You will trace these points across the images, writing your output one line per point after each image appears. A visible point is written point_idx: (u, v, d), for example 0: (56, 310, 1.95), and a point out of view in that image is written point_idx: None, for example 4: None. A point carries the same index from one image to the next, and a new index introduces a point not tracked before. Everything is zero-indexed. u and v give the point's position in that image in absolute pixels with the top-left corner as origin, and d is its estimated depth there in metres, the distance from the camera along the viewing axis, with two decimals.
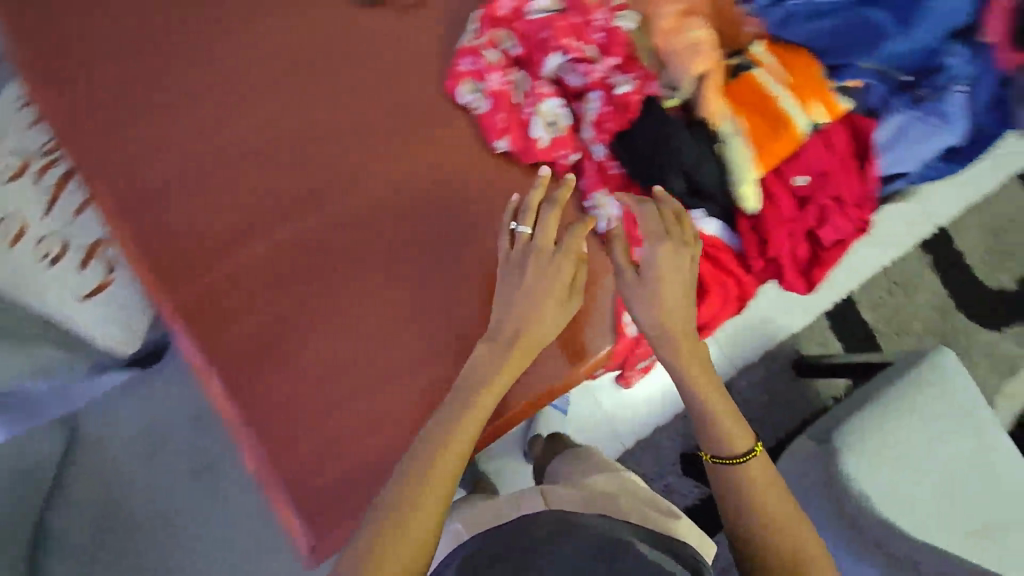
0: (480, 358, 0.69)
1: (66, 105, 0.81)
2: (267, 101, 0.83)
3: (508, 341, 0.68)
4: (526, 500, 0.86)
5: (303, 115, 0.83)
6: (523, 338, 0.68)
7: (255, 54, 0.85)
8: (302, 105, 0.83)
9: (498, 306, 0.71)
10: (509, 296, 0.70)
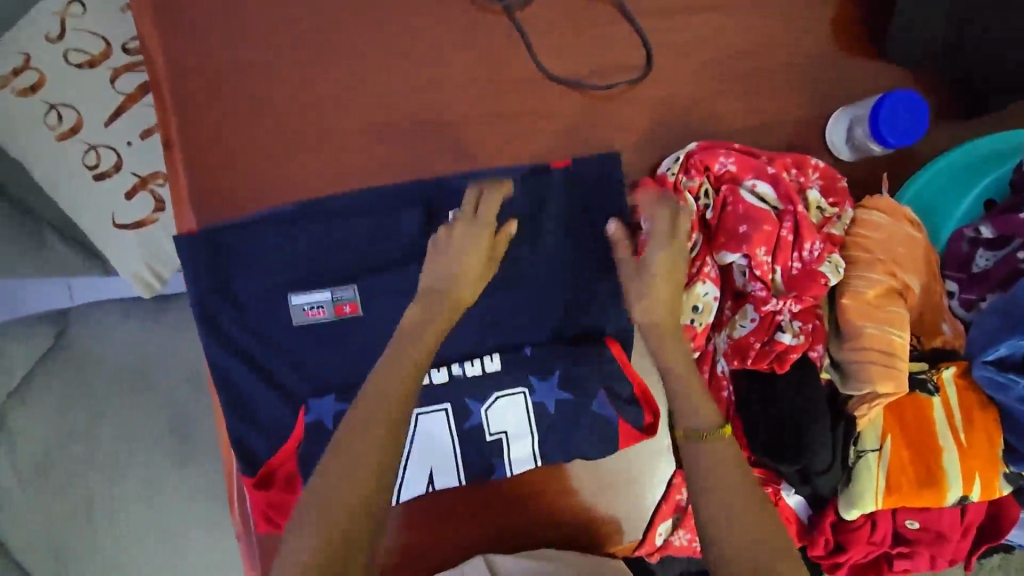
0: (448, 234, 0.67)
1: (154, 60, 0.67)
2: (376, 165, 0.72)
3: (454, 303, 0.64)
4: None
5: (408, 198, 0.72)
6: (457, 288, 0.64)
7: (394, 102, 0.72)
8: (419, 182, 0.72)
9: (444, 254, 0.66)
10: (454, 271, 0.64)
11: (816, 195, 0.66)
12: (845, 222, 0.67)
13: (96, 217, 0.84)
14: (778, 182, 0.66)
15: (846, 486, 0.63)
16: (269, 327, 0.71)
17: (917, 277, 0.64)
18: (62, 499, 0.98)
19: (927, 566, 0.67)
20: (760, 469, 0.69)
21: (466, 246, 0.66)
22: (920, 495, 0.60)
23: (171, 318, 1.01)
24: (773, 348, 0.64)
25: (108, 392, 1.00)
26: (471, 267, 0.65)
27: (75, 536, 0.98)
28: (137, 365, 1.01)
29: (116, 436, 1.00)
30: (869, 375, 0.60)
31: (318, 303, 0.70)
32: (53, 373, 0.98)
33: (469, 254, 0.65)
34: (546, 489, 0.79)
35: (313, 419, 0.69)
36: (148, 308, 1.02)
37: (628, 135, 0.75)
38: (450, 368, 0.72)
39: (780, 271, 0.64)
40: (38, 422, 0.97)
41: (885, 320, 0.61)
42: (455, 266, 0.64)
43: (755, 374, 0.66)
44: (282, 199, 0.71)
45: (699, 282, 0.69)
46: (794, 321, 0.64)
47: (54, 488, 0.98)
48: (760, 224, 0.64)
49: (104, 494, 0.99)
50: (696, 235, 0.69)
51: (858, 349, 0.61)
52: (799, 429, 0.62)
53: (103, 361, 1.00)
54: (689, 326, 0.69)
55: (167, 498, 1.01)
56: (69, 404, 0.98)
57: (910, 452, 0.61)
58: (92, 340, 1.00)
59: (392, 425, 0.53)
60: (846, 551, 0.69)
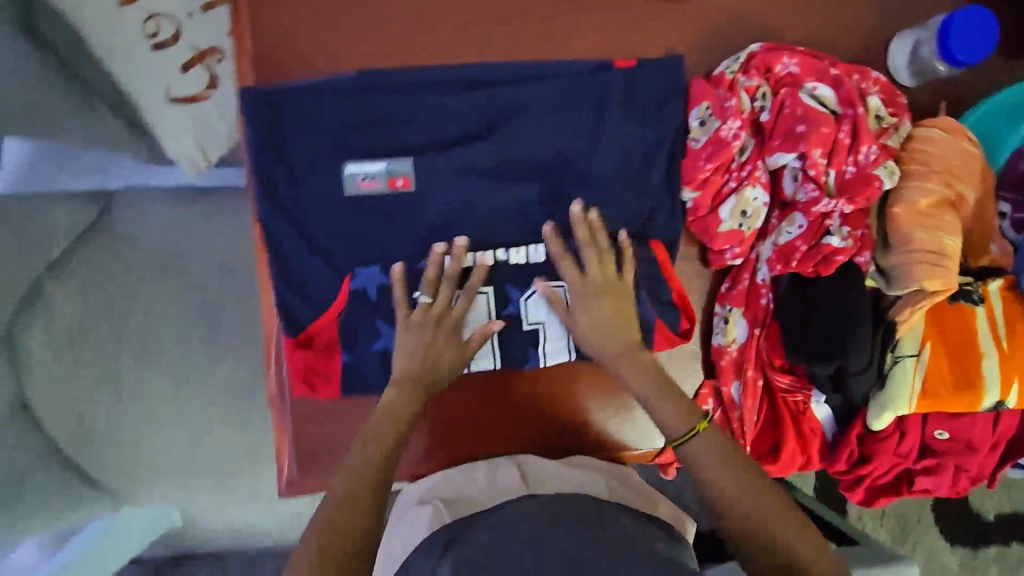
0: (405, 316, 0.70)
1: None
2: (434, 44, 0.73)
3: (416, 379, 0.69)
4: (504, 482, 0.75)
5: (465, 79, 0.72)
6: (426, 372, 0.69)
7: None
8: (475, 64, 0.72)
9: (408, 314, 0.69)
10: (414, 323, 0.69)
11: (877, 102, 0.65)
12: (901, 135, 0.66)
13: (151, 89, 0.84)
14: (839, 85, 0.65)
15: (880, 391, 0.64)
16: (313, 195, 0.71)
17: (971, 192, 0.64)
18: (92, 373, 1.01)
19: (950, 484, 0.69)
20: (789, 374, 0.70)
21: (415, 347, 0.69)
22: (955, 402, 0.61)
23: (212, 203, 1.05)
24: (819, 250, 0.64)
25: (143, 275, 1.02)
26: (430, 356, 0.69)
27: (103, 410, 1.01)
28: (174, 253, 1.04)
29: (148, 319, 1.03)
30: (918, 279, 0.60)
31: (372, 174, 0.70)
32: (90, 251, 1.00)
33: (421, 356, 0.69)
34: (572, 389, 0.82)
35: (357, 287, 0.71)
36: (186, 198, 1.04)
37: (688, 39, 0.75)
38: (496, 253, 0.72)
39: (834, 175, 0.64)
40: (73, 296, 1.00)
41: (938, 228, 0.61)
42: (407, 367, 0.69)
43: (795, 279, 0.67)
44: (339, 70, 0.72)
45: (749, 186, 0.68)
46: (843, 225, 0.64)
47: (84, 362, 1.00)
48: (818, 125, 0.64)
49: (132, 373, 1.02)
50: (749, 138, 0.69)
51: (908, 254, 0.61)
52: (839, 330, 0.63)
53: (140, 245, 1.02)
54: (736, 230, 0.70)
55: (193, 384, 1.05)
56: (104, 282, 1.01)
57: (948, 360, 0.62)
58: (131, 223, 1.02)
59: (397, 430, 0.67)
60: (868, 464, 0.70)
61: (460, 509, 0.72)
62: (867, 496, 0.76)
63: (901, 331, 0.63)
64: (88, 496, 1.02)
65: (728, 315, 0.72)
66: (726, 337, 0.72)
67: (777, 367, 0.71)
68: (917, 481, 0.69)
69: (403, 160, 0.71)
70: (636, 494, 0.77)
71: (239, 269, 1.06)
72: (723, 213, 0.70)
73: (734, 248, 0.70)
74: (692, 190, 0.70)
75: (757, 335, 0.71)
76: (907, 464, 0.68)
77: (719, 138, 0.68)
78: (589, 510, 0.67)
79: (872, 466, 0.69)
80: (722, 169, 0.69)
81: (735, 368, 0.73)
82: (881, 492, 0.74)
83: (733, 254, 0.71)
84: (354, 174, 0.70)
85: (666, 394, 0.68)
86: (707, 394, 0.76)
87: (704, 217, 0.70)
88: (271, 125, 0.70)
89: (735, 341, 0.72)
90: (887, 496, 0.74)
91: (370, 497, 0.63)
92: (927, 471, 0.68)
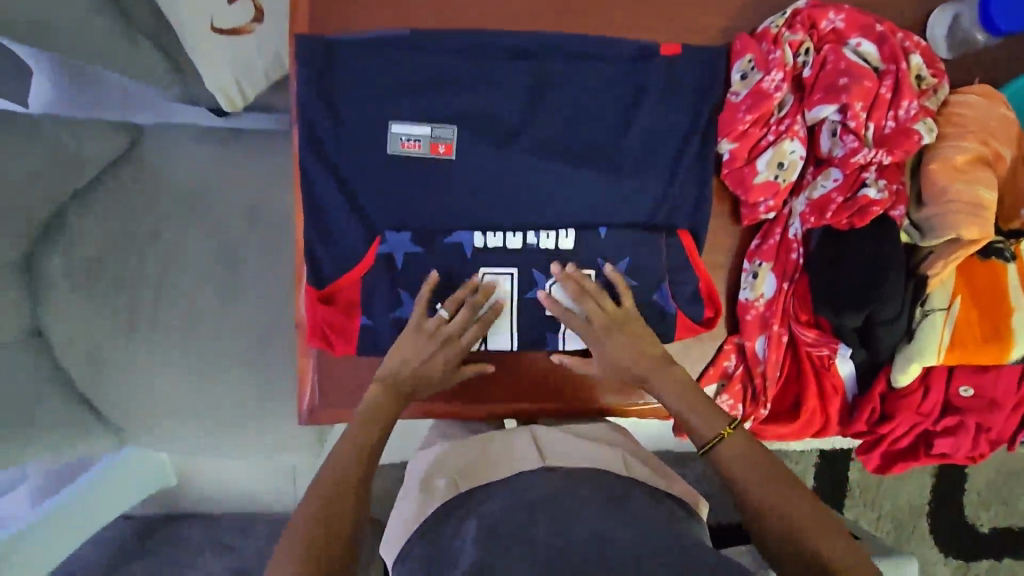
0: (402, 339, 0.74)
1: None
2: None
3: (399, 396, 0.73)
4: (518, 452, 0.76)
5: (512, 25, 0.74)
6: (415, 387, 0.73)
7: None
8: None
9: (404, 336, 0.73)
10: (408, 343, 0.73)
11: (918, 61, 0.67)
12: (940, 97, 0.67)
13: (197, 14, 0.85)
14: (882, 43, 0.67)
15: (908, 343, 0.66)
16: (356, 127, 0.73)
17: (1011, 151, 0.65)
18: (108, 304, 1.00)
19: (969, 445, 0.71)
20: (816, 329, 0.71)
21: (414, 358, 0.73)
22: (980, 353, 0.64)
23: (246, 146, 1.06)
24: (854, 202, 0.65)
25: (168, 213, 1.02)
26: (423, 368, 0.73)
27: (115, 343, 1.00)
28: (199, 194, 1.03)
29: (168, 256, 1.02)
30: (954, 230, 0.62)
31: (416, 137, 0.72)
32: (118, 183, 1.01)
33: (411, 366, 0.72)
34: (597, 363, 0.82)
35: (386, 251, 0.73)
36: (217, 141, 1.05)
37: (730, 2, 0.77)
38: (525, 237, 0.74)
39: (873, 129, 0.65)
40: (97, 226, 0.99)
41: (977, 182, 0.62)
42: (406, 379, 0.73)
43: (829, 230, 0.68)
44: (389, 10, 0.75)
45: (787, 139, 0.70)
46: (879, 179, 0.66)
47: (102, 293, 0.99)
48: (861, 79, 0.65)
49: (148, 309, 1.01)
50: (789, 93, 0.70)
51: (945, 206, 0.63)
52: (873, 279, 0.64)
53: (167, 183, 1.03)
54: (770, 183, 0.71)
55: (207, 326, 1.04)
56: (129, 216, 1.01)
57: (977, 313, 0.64)
58: (160, 160, 1.03)
59: (372, 441, 0.68)
60: (891, 423, 0.71)
61: (472, 478, 0.73)
62: (885, 462, 0.77)
63: (934, 283, 0.65)
64: (92, 429, 1.01)
65: (759, 269, 0.73)
66: (755, 291, 0.73)
67: (803, 321, 0.72)
68: (939, 442, 0.71)
69: (446, 102, 0.73)
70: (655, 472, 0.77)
71: (263, 214, 1.05)
72: (759, 165, 0.71)
73: (767, 199, 0.71)
74: (730, 140, 0.71)
75: (788, 289, 0.71)
76: (929, 422, 0.71)
77: (760, 90, 0.69)
78: (601, 486, 0.66)
79: (896, 423, 0.71)
80: (761, 122, 0.70)
81: (761, 322, 0.73)
82: (900, 457, 0.75)
83: (766, 207, 0.72)
84: (394, 144, 0.73)
85: (687, 401, 0.72)
86: (730, 350, 0.77)
87: (741, 168, 0.72)
88: (321, 58, 0.72)
89: (763, 296, 0.73)
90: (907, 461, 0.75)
91: (340, 499, 0.62)
92: (948, 431, 0.71)
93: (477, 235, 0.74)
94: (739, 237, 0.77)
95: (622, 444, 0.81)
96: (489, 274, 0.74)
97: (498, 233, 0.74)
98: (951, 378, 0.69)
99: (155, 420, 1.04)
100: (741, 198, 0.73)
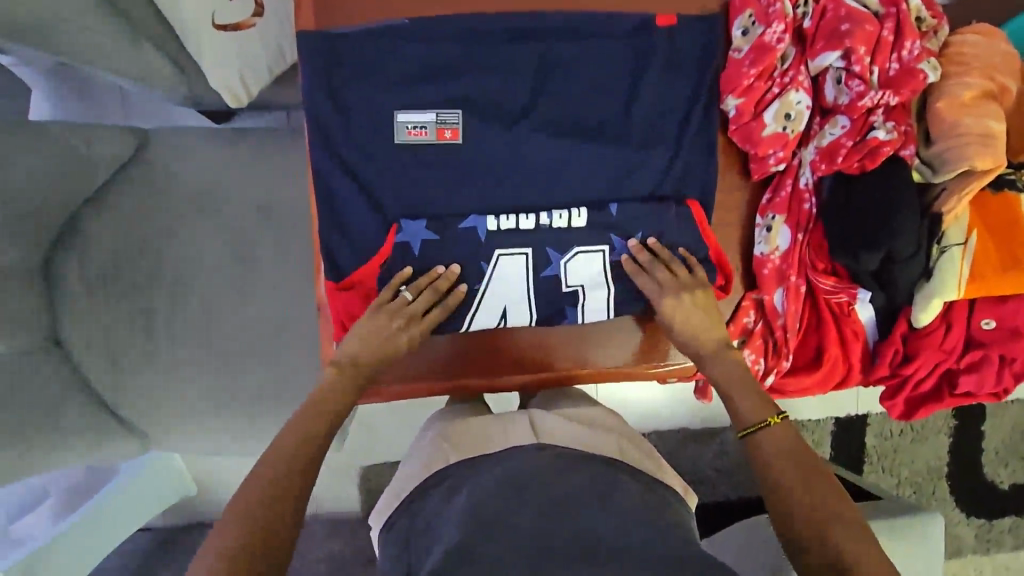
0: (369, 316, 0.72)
1: None
2: None
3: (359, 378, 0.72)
4: (516, 432, 0.76)
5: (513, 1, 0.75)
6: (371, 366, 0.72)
7: None
8: None
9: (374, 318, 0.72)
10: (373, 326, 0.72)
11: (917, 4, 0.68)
12: (940, 38, 0.68)
13: (199, 11, 0.85)
14: None
15: (925, 280, 0.68)
16: (366, 111, 0.73)
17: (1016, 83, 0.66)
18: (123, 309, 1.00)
19: (993, 380, 0.72)
20: (834, 276, 0.72)
21: (373, 342, 0.72)
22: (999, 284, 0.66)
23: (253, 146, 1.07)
24: (864, 145, 0.66)
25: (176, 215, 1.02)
26: (381, 350, 0.72)
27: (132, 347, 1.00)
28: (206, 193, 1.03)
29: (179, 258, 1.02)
30: (965, 161, 0.63)
31: (422, 123, 0.73)
32: (126, 188, 1.01)
33: (366, 341, 0.72)
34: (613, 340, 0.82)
35: (403, 239, 0.73)
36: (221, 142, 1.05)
37: None
38: (537, 216, 0.74)
39: (878, 72, 0.66)
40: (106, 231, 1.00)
41: (987, 114, 0.63)
42: (357, 352, 0.72)
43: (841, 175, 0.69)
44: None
45: (793, 90, 0.70)
46: (887, 121, 0.66)
47: (116, 299, 1.00)
48: (862, 24, 0.66)
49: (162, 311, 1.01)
50: (791, 45, 0.71)
51: (955, 139, 0.64)
52: (888, 218, 0.65)
53: (174, 185, 1.03)
54: (779, 134, 0.71)
55: (221, 326, 1.04)
56: (138, 220, 1.01)
57: (994, 246, 0.65)
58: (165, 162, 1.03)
59: (327, 431, 0.68)
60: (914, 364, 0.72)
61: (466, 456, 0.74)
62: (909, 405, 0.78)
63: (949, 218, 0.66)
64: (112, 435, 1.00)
65: (773, 222, 0.73)
66: (770, 243, 0.73)
67: (821, 270, 0.73)
68: (962, 379, 0.73)
69: (452, 80, 0.74)
70: (644, 456, 0.77)
71: (273, 212, 1.06)
72: (766, 118, 0.71)
73: (777, 151, 0.72)
74: (736, 96, 0.71)
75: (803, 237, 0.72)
76: (952, 361, 0.72)
77: (763, 44, 0.70)
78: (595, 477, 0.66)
79: (919, 363, 0.72)
80: (765, 76, 0.71)
81: (779, 274, 0.74)
82: (926, 399, 0.76)
83: (776, 159, 0.72)
84: (402, 130, 0.73)
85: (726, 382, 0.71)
86: (748, 306, 0.77)
87: (748, 123, 0.72)
88: (327, 44, 0.73)
89: (778, 248, 0.73)
90: (932, 402, 0.76)
91: (285, 488, 0.61)
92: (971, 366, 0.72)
93: (490, 219, 0.74)
94: (750, 191, 0.78)
95: (618, 427, 0.81)
96: (504, 256, 0.74)
97: (509, 215, 0.74)
98: (970, 314, 0.70)
99: (173, 423, 1.03)
100: (750, 153, 0.73)
